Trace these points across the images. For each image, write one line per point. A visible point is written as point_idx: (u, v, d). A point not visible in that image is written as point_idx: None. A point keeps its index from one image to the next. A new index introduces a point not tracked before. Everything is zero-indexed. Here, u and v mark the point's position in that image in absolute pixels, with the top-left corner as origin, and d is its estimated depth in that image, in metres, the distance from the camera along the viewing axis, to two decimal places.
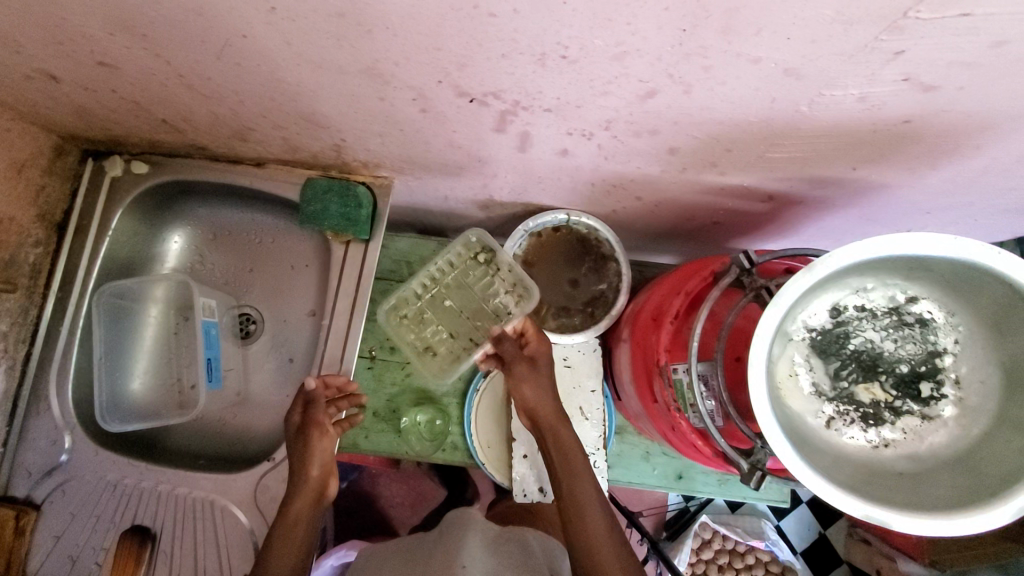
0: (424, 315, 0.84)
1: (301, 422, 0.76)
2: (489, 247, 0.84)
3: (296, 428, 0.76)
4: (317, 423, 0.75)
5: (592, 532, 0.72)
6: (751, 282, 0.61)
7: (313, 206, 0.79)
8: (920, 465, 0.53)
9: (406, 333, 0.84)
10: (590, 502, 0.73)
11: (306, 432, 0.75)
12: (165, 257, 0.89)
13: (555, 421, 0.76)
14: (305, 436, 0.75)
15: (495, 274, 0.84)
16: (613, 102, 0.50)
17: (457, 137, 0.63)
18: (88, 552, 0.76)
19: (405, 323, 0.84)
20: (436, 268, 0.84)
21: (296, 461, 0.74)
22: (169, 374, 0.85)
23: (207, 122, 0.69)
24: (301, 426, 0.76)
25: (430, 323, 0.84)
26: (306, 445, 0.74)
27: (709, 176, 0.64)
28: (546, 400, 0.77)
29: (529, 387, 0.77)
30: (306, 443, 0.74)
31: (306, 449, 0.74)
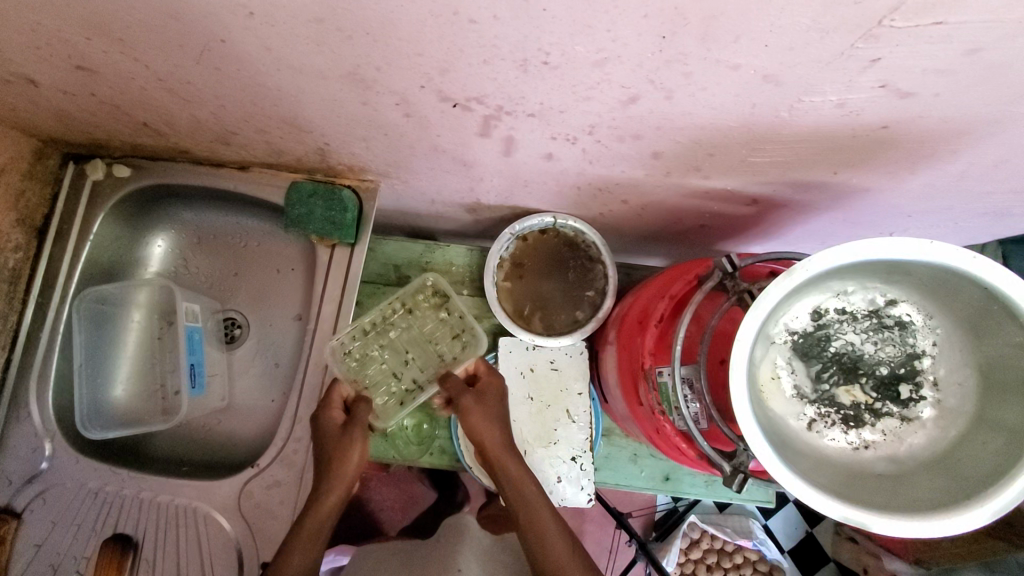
0: (370, 352, 0.80)
1: (343, 421, 0.73)
2: (443, 290, 0.83)
3: (338, 428, 0.72)
4: (362, 423, 0.73)
5: (556, 556, 0.69)
6: (733, 285, 0.61)
7: (297, 210, 0.79)
8: (900, 466, 0.54)
9: (354, 367, 0.79)
10: (546, 516, 0.71)
11: (346, 432, 0.72)
12: (147, 261, 0.88)
13: (503, 453, 0.74)
14: (349, 437, 0.71)
15: (445, 319, 0.83)
16: (595, 107, 0.50)
17: (441, 141, 0.63)
18: (69, 561, 0.75)
19: (352, 357, 0.79)
20: (386, 307, 0.82)
21: (337, 463, 0.70)
22: (152, 380, 0.84)
23: (189, 126, 0.68)
24: (345, 426, 0.72)
25: (376, 361, 0.81)
26: (349, 447, 0.70)
27: (693, 180, 0.65)
28: (493, 431, 0.74)
29: (478, 417, 0.74)
30: (349, 444, 0.71)
31: (350, 450, 0.70)
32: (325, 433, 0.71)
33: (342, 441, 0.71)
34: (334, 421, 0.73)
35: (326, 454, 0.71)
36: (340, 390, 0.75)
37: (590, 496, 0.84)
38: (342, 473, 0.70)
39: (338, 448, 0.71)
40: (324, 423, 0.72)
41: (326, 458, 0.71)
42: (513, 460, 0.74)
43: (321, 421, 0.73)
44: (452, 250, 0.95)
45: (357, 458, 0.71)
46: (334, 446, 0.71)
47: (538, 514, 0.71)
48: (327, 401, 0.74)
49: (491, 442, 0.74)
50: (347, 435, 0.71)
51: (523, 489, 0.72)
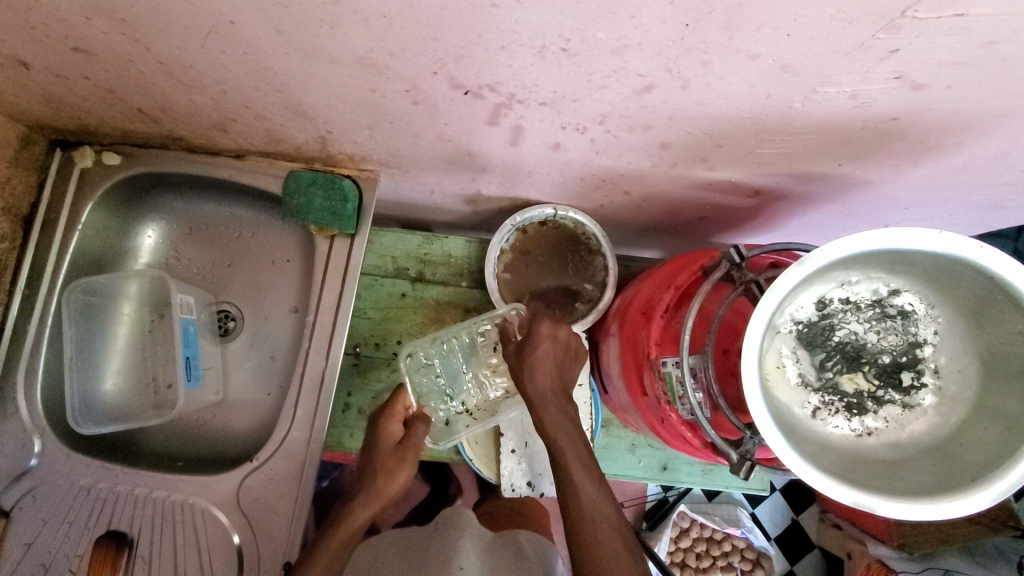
0: (432, 363, 0.86)
1: (399, 438, 0.79)
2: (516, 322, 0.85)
3: (393, 444, 0.79)
4: (414, 445, 0.78)
5: (587, 508, 0.64)
6: (740, 276, 0.62)
7: (296, 200, 0.78)
8: (902, 452, 0.55)
9: (412, 377, 0.84)
10: (584, 479, 0.66)
11: (401, 450, 0.78)
12: (138, 252, 0.86)
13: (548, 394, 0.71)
14: (403, 455, 0.78)
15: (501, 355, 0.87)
16: (609, 96, 0.50)
17: (448, 130, 0.62)
18: (61, 560, 0.73)
19: (412, 363, 0.85)
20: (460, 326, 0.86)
21: (385, 478, 0.77)
22: (144, 374, 0.82)
23: (186, 112, 0.66)
24: (400, 442, 0.79)
25: (431, 375, 0.86)
26: (400, 465, 0.77)
27: (698, 171, 0.65)
28: (551, 366, 0.73)
29: (541, 349, 0.74)
30: (402, 462, 0.78)
31: (399, 469, 0.77)
32: (381, 445, 0.78)
33: (396, 457, 0.78)
34: (393, 434, 0.79)
35: (379, 468, 0.78)
36: (402, 400, 0.81)
37: None
38: (387, 487, 0.77)
39: (390, 463, 0.77)
40: (383, 433, 0.79)
41: (377, 471, 0.78)
42: (559, 408, 0.70)
43: (381, 431, 0.79)
44: (450, 241, 0.94)
45: (404, 476, 0.78)
46: (385, 460, 0.78)
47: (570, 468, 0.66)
48: (389, 411, 0.80)
49: (545, 386, 0.71)
50: (401, 453, 0.78)
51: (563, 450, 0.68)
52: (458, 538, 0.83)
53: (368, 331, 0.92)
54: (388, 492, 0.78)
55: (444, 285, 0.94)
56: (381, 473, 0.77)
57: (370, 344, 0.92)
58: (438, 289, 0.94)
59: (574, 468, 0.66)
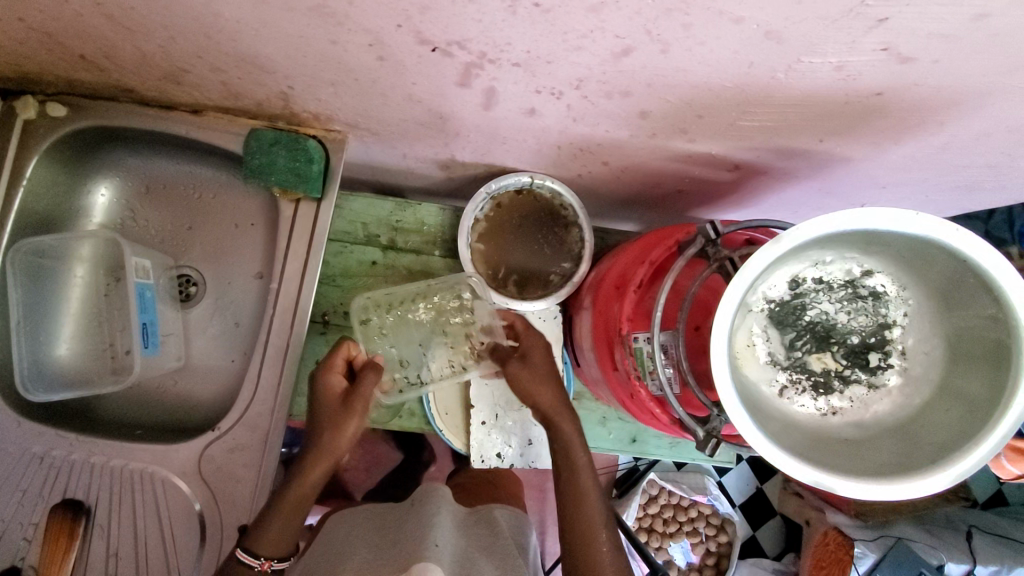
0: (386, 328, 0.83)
1: (345, 389, 0.73)
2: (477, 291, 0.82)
3: (339, 395, 0.73)
4: (361, 394, 0.72)
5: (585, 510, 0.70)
6: (715, 252, 0.58)
7: (258, 159, 0.74)
8: (865, 432, 0.55)
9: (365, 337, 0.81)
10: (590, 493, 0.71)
11: (344, 401, 0.72)
12: (91, 211, 0.82)
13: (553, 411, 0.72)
14: (349, 406, 0.71)
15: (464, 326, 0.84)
16: (586, 58, 0.47)
17: (417, 90, 0.59)
18: (15, 528, 0.71)
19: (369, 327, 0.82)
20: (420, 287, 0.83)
21: (333, 431, 0.71)
22: (100, 339, 0.78)
23: (134, 61, 0.61)
24: (345, 394, 0.73)
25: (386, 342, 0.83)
26: (347, 416, 0.71)
27: (678, 142, 0.63)
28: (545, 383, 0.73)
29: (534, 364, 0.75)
30: (349, 413, 0.71)
31: (347, 419, 0.71)
32: (325, 397, 0.72)
33: (342, 409, 0.72)
34: (336, 386, 0.73)
35: (325, 421, 0.71)
36: (343, 351, 0.75)
37: None
38: (338, 441, 0.71)
39: (337, 416, 0.71)
40: (325, 387, 0.73)
41: (323, 425, 0.71)
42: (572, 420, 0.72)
43: (323, 384, 0.73)
44: (423, 208, 0.92)
45: (353, 429, 0.71)
46: (331, 413, 0.72)
47: (582, 492, 0.70)
48: (328, 363, 0.74)
49: (550, 401, 0.72)
50: (347, 404, 0.72)
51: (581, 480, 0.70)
52: (435, 514, 0.81)
53: (338, 299, 0.90)
54: (337, 447, 0.71)
55: (417, 253, 0.92)
56: (326, 427, 0.71)
57: (339, 313, 0.90)
58: (410, 257, 0.92)
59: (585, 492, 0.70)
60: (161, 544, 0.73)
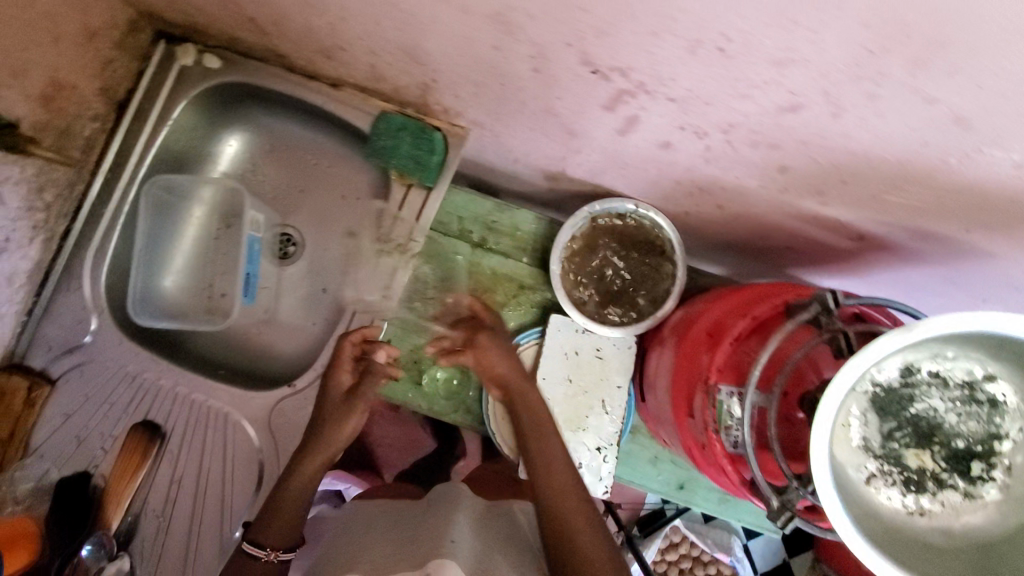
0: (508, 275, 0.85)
1: (350, 386, 0.76)
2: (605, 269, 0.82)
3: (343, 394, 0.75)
4: (365, 394, 0.75)
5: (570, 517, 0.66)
6: (828, 322, 0.56)
7: (383, 140, 0.78)
8: (950, 540, 0.53)
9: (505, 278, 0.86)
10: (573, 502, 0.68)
11: (347, 399, 0.74)
12: (217, 158, 0.87)
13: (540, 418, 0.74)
14: (351, 405, 0.74)
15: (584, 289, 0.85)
16: (748, 107, 0.46)
17: (558, 105, 0.59)
18: (96, 436, 0.77)
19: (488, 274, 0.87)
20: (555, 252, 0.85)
21: (331, 427, 0.73)
22: (206, 276, 0.84)
23: (297, 31, 0.65)
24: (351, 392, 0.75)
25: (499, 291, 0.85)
26: (348, 414, 0.73)
27: (808, 203, 0.61)
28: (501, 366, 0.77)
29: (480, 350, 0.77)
30: (349, 411, 0.74)
31: (347, 415, 0.74)
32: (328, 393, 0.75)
33: (343, 407, 0.74)
34: (342, 383, 0.76)
35: (325, 417, 0.74)
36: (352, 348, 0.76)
37: (606, 489, 0.83)
38: (336, 437, 0.73)
39: (338, 413, 0.74)
40: (332, 383, 0.75)
41: (323, 421, 0.74)
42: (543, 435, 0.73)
43: (329, 382, 0.75)
44: (520, 214, 0.93)
45: (352, 425, 0.74)
46: (333, 410, 0.74)
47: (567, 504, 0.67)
48: (338, 362, 0.76)
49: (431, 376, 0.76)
50: (351, 402, 0.74)
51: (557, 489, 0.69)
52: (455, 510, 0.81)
53: (421, 285, 0.92)
54: (335, 443, 0.73)
55: (505, 256, 0.93)
56: (326, 422, 0.73)
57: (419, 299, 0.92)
58: (498, 259, 0.93)
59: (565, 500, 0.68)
60: (219, 482, 0.77)
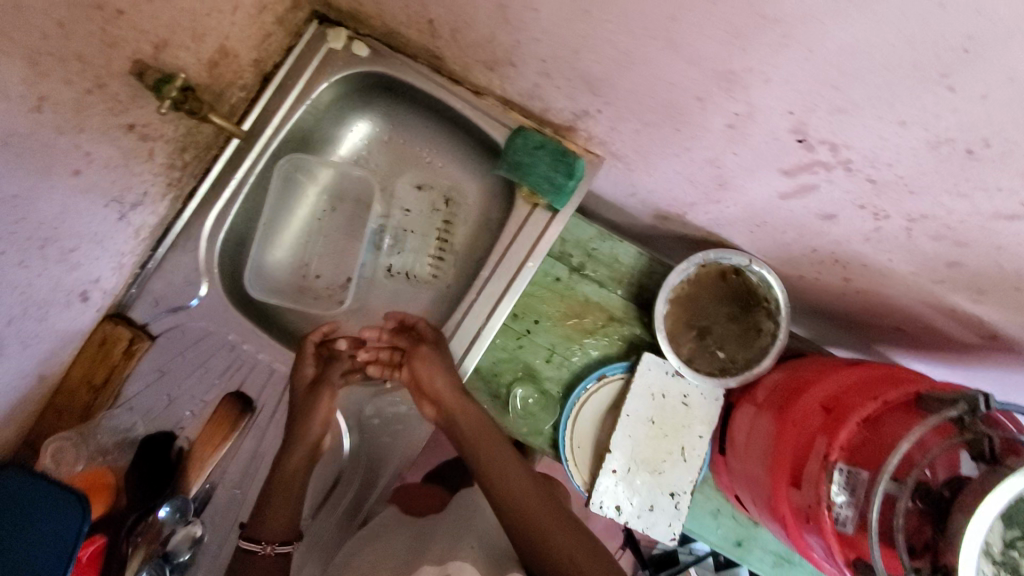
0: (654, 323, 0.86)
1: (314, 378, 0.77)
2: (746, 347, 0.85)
3: (308, 384, 0.76)
4: (330, 380, 0.77)
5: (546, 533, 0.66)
6: (971, 423, 0.55)
7: (520, 157, 0.76)
8: None
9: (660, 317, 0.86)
10: (548, 521, 0.68)
11: (316, 389, 0.76)
12: (339, 143, 0.87)
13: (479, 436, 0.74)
14: (316, 392, 0.75)
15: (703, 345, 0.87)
16: (958, 205, 0.46)
17: (728, 158, 0.59)
18: (186, 400, 0.77)
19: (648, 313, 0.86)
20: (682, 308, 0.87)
21: (301, 415, 0.74)
22: (306, 255, 0.87)
23: (474, 40, 0.66)
24: (314, 381, 0.77)
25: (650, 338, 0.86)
26: (317, 399, 0.75)
27: (957, 297, 0.61)
28: (438, 381, 0.74)
29: (422, 363, 0.75)
30: (317, 398, 0.75)
31: (311, 403, 0.74)
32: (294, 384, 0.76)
33: (309, 395, 0.75)
34: (305, 374, 0.77)
35: (295, 410, 0.75)
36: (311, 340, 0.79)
37: (674, 535, 0.83)
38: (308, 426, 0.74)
39: (307, 402, 0.75)
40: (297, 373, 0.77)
41: (295, 413, 0.75)
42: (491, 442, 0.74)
43: (296, 373, 0.77)
44: (622, 246, 0.93)
45: (322, 409, 0.75)
46: (302, 400, 0.75)
47: (543, 526, 0.67)
48: (298, 356, 0.78)
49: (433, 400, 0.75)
50: (315, 389, 0.75)
51: (526, 500, 0.69)
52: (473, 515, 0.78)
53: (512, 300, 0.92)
54: (307, 432, 0.74)
55: (600, 285, 0.93)
56: (297, 414, 0.75)
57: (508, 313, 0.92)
58: (592, 286, 0.93)
59: (539, 516, 0.68)
60: None
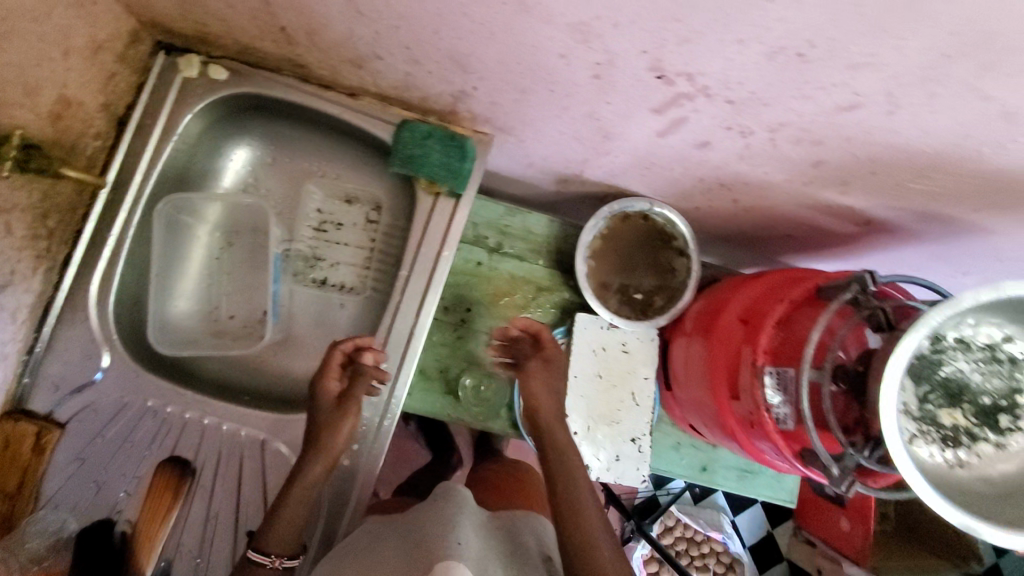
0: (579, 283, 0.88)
1: (339, 393, 0.72)
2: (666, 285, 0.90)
3: (334, 399, 0.72)
4: (355, 396, 0.71)
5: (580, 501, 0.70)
6: (865, 300, 0.61)
7: (410, 150, 0.76)
8: (988, 487, 0.59)
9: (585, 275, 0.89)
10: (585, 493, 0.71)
11: (341, 402, 0.71)
12: (221, 175, 0.83)
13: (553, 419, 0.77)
14: (344, 406, 0.71)
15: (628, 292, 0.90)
16: (806, 107, 0.50)
17: (605, 108, 0.62)
18: (118, 480, 0.71)
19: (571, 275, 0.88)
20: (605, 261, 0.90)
21: (330, 429, 0.69)
22: (215, 298, 0.83)
23: (332, 40, 0.64)
24: (341, 396, 0.72)
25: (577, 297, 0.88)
26: (343, 417, 0.70)
27: (830, 193, 0.67)
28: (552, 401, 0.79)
29: (541, 386, 0.80)
30: (344, 413, 0.71)
31: (341, 421, 0.70)
32: (319, 402, 0.72)
33: (337, 410, 0.71)
34: (332, 387, 0.72)
35: (320, 424, 0.70)
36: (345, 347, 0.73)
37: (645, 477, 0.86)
38: (335, 443, 0.69)
39: (335, 417, 0.70)
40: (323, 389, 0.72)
41: (321, 426, 0.70)
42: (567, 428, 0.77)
43: (318, 389, 0.72)
44: (532, 217, 0.95)
45: (348, 428, 0.70)
46: (330, 415, 0.71)
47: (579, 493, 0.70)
48: (326, 368, 0.73)
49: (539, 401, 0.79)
50: (343, 406, 0.71)
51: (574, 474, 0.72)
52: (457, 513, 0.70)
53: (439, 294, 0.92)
54: (336, 446, 0.69)
55: (520, 259, 0.94)
56: (324, 428, 0.70)
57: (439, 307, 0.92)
58: (513, 262, 0.94)
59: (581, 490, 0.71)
60: (261, 509, 0.73)
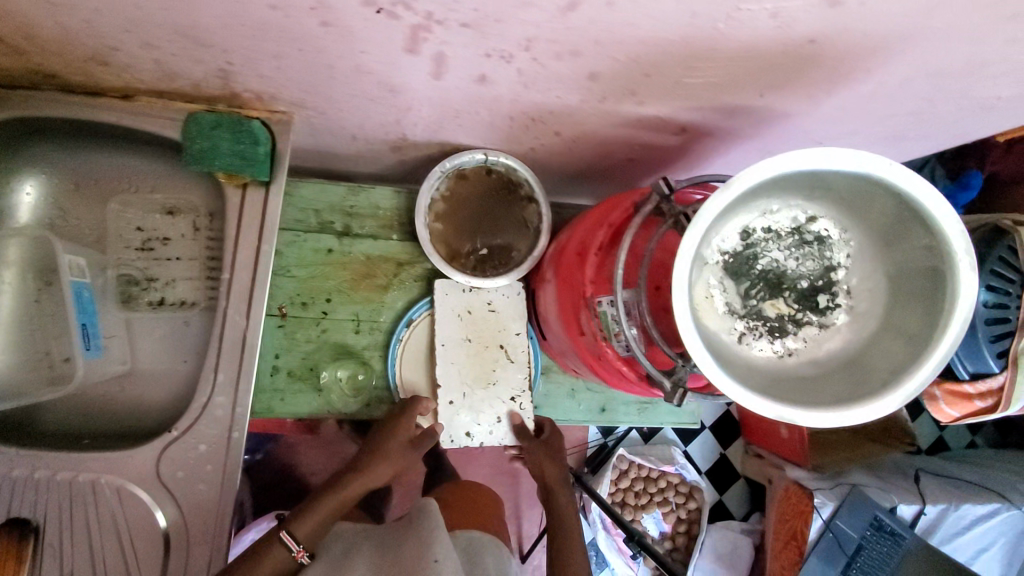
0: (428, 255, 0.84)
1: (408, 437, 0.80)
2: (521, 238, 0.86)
3: (403, 441, 0.80)
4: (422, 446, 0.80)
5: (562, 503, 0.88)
6: (670, 209, 0.60)
7: (199, 144, 0.70)
8: (819, 368, 0.57)
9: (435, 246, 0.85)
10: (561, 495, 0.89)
11: (402, 444, 0.80)
12: (13, 210, 0.75)
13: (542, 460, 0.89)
14: (413, 447, 0.80)
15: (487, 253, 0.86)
16: (534, 16, 0.48)
17: (366, 60, 0.58)
18: None
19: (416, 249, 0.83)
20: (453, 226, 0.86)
21: (383, 462, 0.79)
22: (35, 345, 0.71)
23: (56, 40, 0.58)
24: (410, 440, 0.80)
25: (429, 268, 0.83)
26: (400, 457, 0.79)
27: (627, 106, 0.65)
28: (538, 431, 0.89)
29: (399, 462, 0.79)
30: (408, 454, 0.80)
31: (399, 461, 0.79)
32: (392, 433, 0.80)
33: (404, 447, 0.80)
34: (403, 430, 0.80)
35: (381, 455, 0.79)
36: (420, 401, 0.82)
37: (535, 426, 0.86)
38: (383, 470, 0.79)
39: (392, 454, 0.79)
40: (395, 426, 0.80)
41: (377, 453, 0.79)
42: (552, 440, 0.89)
43: (395, 426, 0.80)
44: (376, 192, 0.91)
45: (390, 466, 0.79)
46: (392, 450, 0.79)
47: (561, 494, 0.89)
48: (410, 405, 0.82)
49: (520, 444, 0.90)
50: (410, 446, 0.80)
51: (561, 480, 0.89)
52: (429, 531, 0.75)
53: (294, 291, 0.87)
54: (382, 470, 0.79)
55: (374, 238, 0.91)
56: (380, 458, 0.79)
57: (296, 304, 0.87)
58: (367, 243, 0.90)
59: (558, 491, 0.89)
60: (121, 551, 0.68)
